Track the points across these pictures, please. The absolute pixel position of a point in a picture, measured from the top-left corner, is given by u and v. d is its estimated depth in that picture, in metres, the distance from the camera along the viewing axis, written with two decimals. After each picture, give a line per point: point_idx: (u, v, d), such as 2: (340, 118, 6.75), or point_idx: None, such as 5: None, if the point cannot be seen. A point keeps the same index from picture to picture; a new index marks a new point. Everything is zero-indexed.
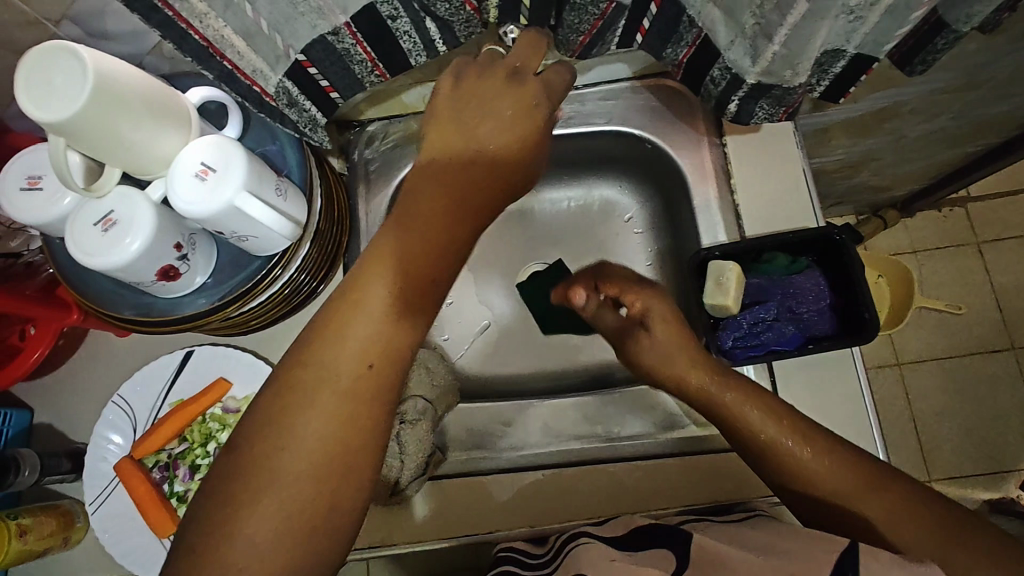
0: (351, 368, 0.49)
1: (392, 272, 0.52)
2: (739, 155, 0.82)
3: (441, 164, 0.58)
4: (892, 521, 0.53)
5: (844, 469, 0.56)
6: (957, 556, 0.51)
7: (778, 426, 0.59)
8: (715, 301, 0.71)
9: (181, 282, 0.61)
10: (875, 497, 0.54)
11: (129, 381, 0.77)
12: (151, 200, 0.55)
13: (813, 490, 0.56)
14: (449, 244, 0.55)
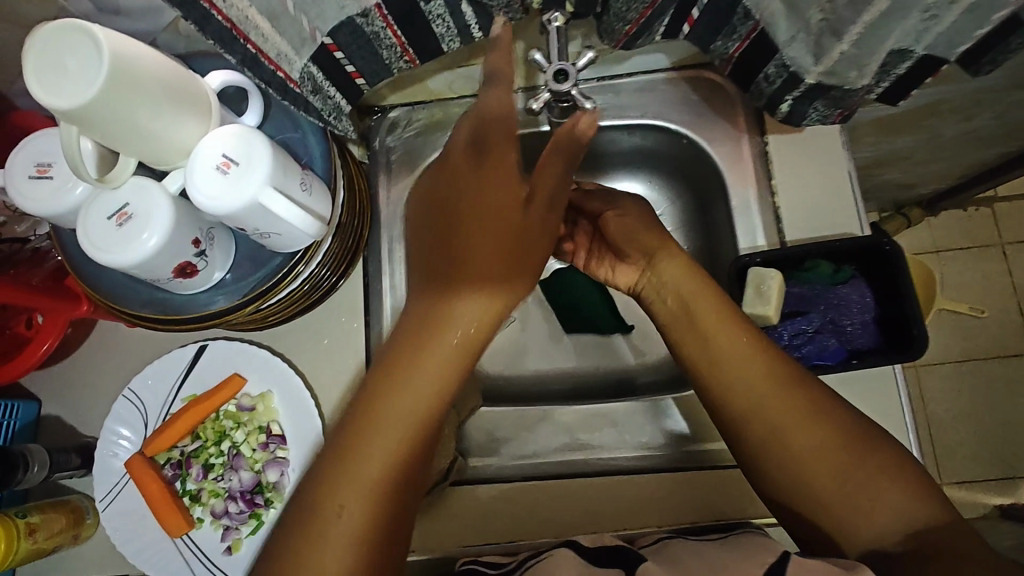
0: (406, 393, 0.55)
1: (447, 302, 0.58)
2: (782, 154, 0.78)
3: (444, 206, 0.60)
4: (821, 454, 0.55)
5: (783, 395, 0.58)
6: (874, 496, 0.53)
7: (738, 349, 0.61)
8: (755, 310, 0.68)
9: (198, 279, 0.58)
10: (810, 431, 0.56)
11: (141, 374, 0.74)
12: (168, 193, 0.52)
13: (757, 421, 0.58)
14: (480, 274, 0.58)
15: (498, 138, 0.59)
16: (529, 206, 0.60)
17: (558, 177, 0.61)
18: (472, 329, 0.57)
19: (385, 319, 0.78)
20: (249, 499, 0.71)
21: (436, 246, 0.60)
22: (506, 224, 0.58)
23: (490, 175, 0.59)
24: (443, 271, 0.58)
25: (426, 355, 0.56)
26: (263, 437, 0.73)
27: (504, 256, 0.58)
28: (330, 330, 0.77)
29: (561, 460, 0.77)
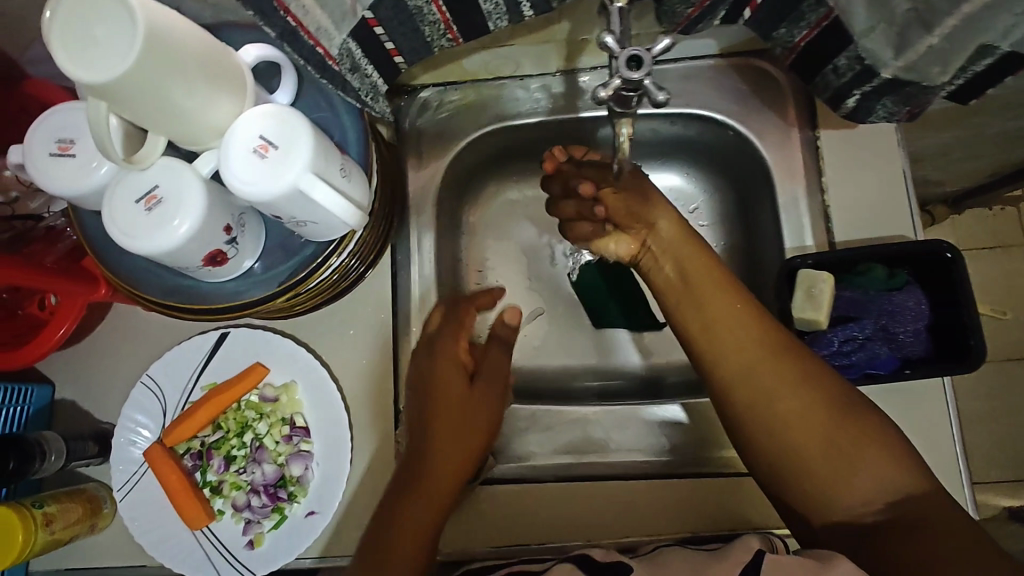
0: (420, 501, 0.57)
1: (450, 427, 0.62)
2: (833, 149, 0.74)
3: (416, 383, 0.66)
4: (807, 417, 0.52)
5: (775, 356, 0.55)
6: (854, 467, 0.50)
7: (736, 309, 0.58)
8: (806, 314, 0.65)
9: (228, 267, 0.55)
10: (798, 394, 0.53)
11: (161, 361, 0.71)
12: (200, 176, 0.48)
13: (747, 382, 0.55)
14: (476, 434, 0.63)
15: (454, 327, 0.68)
16: (474, 379, 0.67)
17: (498, 369, 0.68)
18: (449, 441, 0.62)
19: (413, 310, 0.75)
20: (272, 493, 0.69)
21: (418, 414, 0.64)
22: (461, 392, 0.64)
23: (440, 353, 0.66)
24: (422, 418, 0.63)
25: (420, 473, 0.59)
26: (287, 429, 0.70)
27: (468, 416, 0.64)
28: (355, 320, 0.74)
29: (593, 461, 0.74)
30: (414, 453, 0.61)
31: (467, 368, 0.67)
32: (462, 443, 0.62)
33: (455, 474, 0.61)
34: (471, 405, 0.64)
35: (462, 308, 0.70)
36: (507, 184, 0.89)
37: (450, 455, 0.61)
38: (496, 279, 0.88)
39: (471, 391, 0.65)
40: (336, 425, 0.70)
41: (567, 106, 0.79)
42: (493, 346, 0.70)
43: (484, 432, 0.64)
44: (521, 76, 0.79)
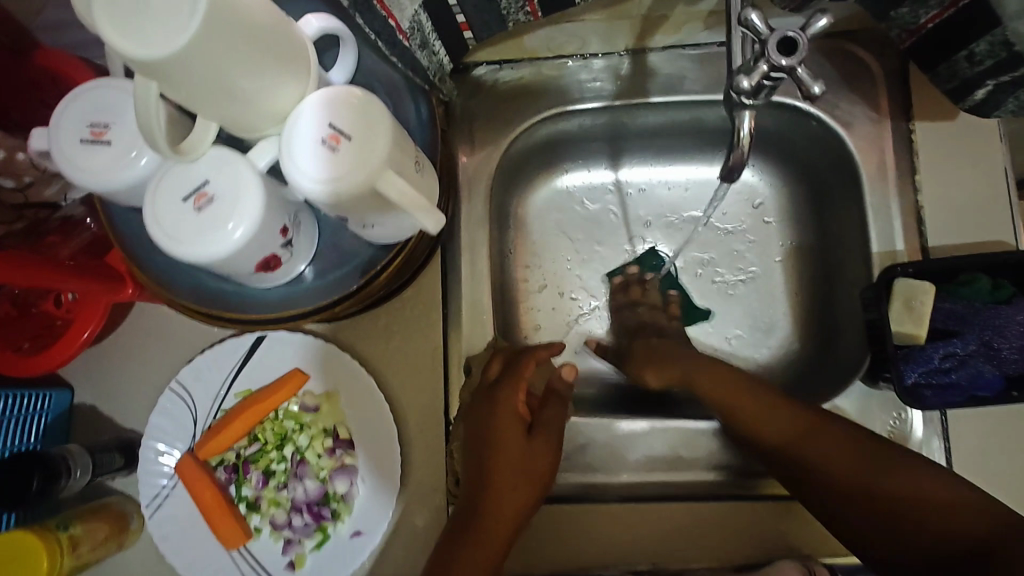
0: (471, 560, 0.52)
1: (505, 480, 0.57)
2: (929, 143, 0.68)
3: (470, 431, 0.60)
4: (861, 478, 0.52)
5: (814, 434, 0.56)
6: (924, 508, 0.48)
7: (760, 398, 0.59)
8: (904, 328, 0.60)
9: (280, 273, 0.48)
10: (843, 461, 0.54)
11: (191, 366, 0.65)
12: (257, 170, 0.41)
13: (797, 468, 0.56)
14: (530, 484, 0.57)
15: (514, 374, 0.61)
16: (532, 433, 0.60)
17: (558, 421, 0.61)
18: (502, 498, 0.56)
19: (464, 312, 0.68)
20: (315, 511, 0.63)
21: (471, 468, 0.58)
22: (519, 450, 0.58)
23: (499, 405, 0.60)
24: (476, 473, 0.58)
25: (468, 526, 0.54)
26: (330, 442, 0.65)
27: (526, 476, 0.58)
28: (402, 322, 0.68)
29: (661, 479, 0.67)
30: (465, 506, 0.56)
31: (526, 422, 0.60)
32: (519, 500, 0.57)
33: (504, 532, 0.55)
34: (526, 455, 0.58)
35: (525, 353, 0.64)
36: (558, 173, 0.82)
37: (501, 516, 0.55)
38: (545, 277, 0.81)
39: (526, 440, 0.59)
40: (384, 441, 0.64)
41: (634, 90, 0.72)
42: (550, 394, 0.63)
43: (542, 490, 0.59)
44: (584, 55, 0.72)
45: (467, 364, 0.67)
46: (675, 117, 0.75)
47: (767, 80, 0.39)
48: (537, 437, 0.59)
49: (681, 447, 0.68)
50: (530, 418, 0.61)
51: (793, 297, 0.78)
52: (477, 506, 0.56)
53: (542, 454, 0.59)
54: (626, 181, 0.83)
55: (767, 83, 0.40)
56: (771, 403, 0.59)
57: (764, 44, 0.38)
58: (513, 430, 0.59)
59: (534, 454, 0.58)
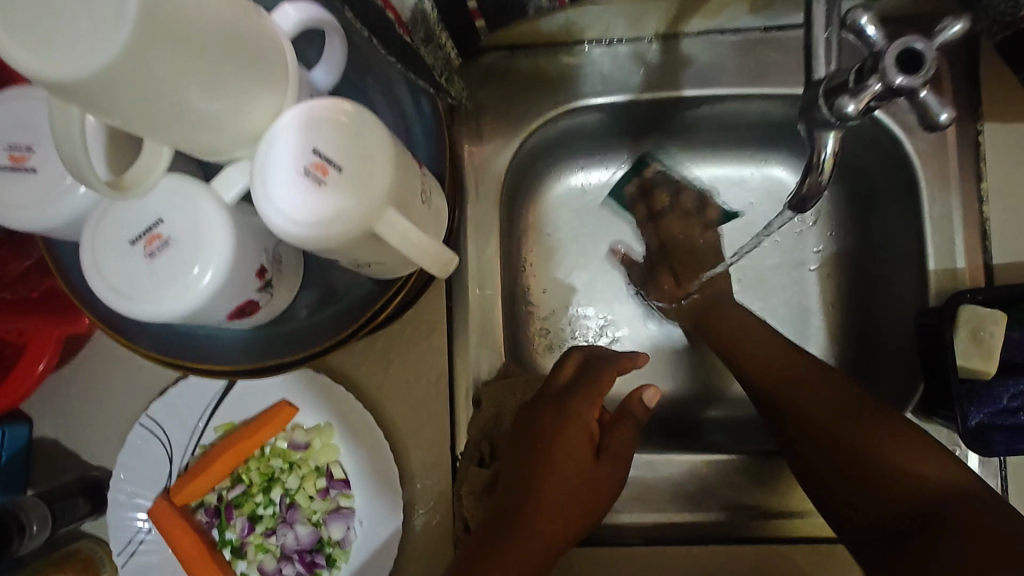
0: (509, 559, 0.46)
1: (560, 489, 0.51)
2: (998, 147, 0.60)
3: (524, 438, 0.54)
4: (839, 430, 0.50)
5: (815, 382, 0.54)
6: (888, 464, 0.47)
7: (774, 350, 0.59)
8: (970, 363, 0.53)
9: (259, 316, 0.41)
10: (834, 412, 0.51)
11: (163, 399, 0.58)
12: (222, 205, 0.33)
13: (787, 411, 0.54)
14: (581, 505, 0.52)
15: (590, 384, 0.57)
16: (599, 456, 0.54)
17: (627, 449, 0.55)
18: (549, 510, 0.50)
19: (472, 334, 0.61)
20: (308, 560, 0.57)
21: (518, 468, 0.52)
22: (580, 467, 0.52)
23: (570, 414, 0.55)
24: (523, 480, 0.51)
25: (510, 529, 0.48)
26: (323, 482, 0.58)
27: (581, 496, 0.51)
28: (402, 347, 0.60)
29: (685, 518, 0.62)
30: (506, 509, 0.50)
31: (594, 441, 0.55)
32: (569, 518, 0.51)
33: (549, 551, 0.49)
34: (586, 476, 0.52)
35: (605, 360, 0.59)
36: (573, 170, 0.73)
37: (545, 530, 0.49)
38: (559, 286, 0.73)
39: (587, 458, 0.53)
40: (383, 482, 0.57)
41: (664, 81, 0.64)
42: (622, 414, 0.57)
43: (590, 520, 0.52)
44: (607, 40, 0.64)
45: (476, 397, 0.60)
46: (708, 110, 0.67)
47: (880, 99, 0.35)
48: (603, 458, 0.54)
49: (708, 479, 0.63)
50: (595, 433, 0.56)
51: (833, 313, 0.70)
52: (522, 512, 0.49)
53: (603, 479, 0.53)
54: (647, 179, 0.74)
55: (880, 103, 0.36)
56: (782, 355, 0.58)
57: (878, 59, 0.34)
58: (574, 442, 0.53)
59: (595, 476, 0.53)
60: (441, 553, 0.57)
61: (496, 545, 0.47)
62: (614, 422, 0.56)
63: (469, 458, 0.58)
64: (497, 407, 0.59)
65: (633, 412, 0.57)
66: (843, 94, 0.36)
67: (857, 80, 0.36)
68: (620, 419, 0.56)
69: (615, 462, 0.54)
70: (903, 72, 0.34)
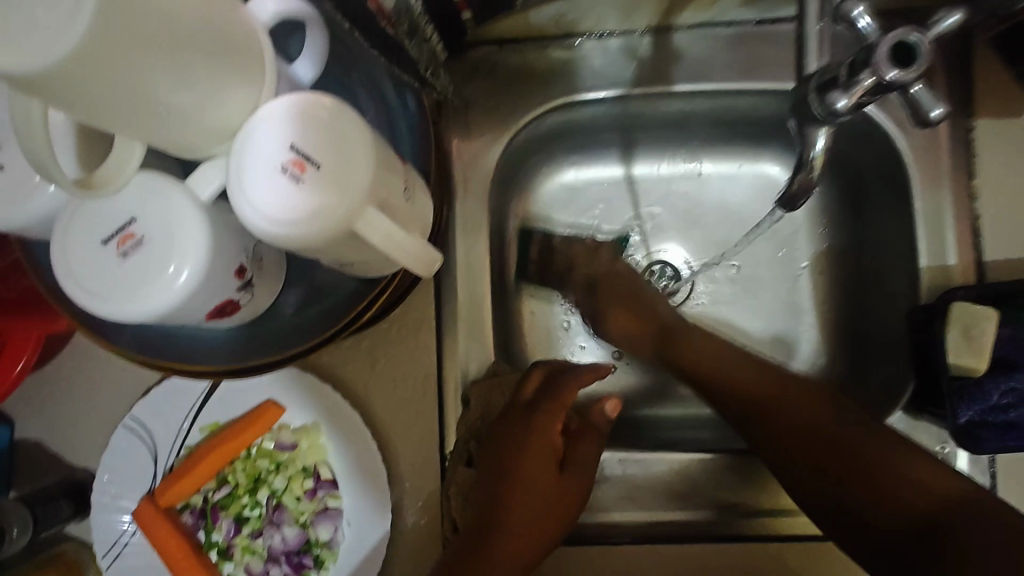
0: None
1: (524, 506, 0.54)
2: (990, 143, 0.60)
3: (491, 452, 0.56)
4: (835, 456, 0.51)
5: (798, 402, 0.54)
6: (888, 483, 0.48)
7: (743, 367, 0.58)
8: (961, 361, 0.53)
9: (240, 316, 0.40)
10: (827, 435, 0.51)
11: (147, 399, 0.57)
12: (199, 203, 0.32)
13: (753, 417, 0.55)
14: (549, 518, 0.54)
15: (553, 401, 0.58)
16: (564, 469, 0.56)
17: (592, 459, 0.57)
18: (523, 525, 0.53)
19: (461, 332, 0.60)
20: (296, 561, 0.56)
21: (488, 485, 0.55)
22: (548, 482, 0.55)
23: (534, 431, 0.57)
24: (493, 499, 0.54)
25: (484, 548, 0.51)
26: (310, 483, 0.57)
27: (551, 509, 0.54)
28: (390, 346, 0.60)
29: (675, 517, 0.61)
30: (479, 527, 0.53)
31: (559, 454, 0.57)
32: (536, 530, 0.53)
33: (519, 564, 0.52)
34: (550, 491, 0.55)
35: (569, 374, 0.59)
36: (564, 167, 0.72)
37: (519, 544, 0.52)
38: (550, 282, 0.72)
39: (549, 473, 0.55)
40: (371, 483, 0.56)
41: (655, 77, 0.64)
42: (586, 428, 0.58)
43: (564, 528, 0.55)
44: (597, 34, 0.64)
45: (464, 395, 0.59)
46: (700, 106, 0.66)
47: (871, 94, 0.35)
48: (565, 470, 0.56)
49: (699, 477, 0.62)
50: (557, 447, 0.57)
51: (825, 309, 0.70)
52: (495, 530, 0.52)
53: (568, 491, 0.55)
54: (640, 175, 0.73)
55: (872, 99, 0.36)
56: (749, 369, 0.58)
57: (870, 54, 0.34)
58: (536, 457, 0.56)
59: (560, 489, 0.55)
60: (430, 553, 0.57)
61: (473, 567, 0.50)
62: (576, 435, 0.58)
63: (457, 460, 0.57)
64: (486, 405, 0.59)
65: (601, 421, 0.59)
66: (835, 90, 0.36)
67: (848, 75, 0.36)
68: (582, 433, 0.58)
69: (577, 473, 0.56)
70: (895, 65, 0.34)
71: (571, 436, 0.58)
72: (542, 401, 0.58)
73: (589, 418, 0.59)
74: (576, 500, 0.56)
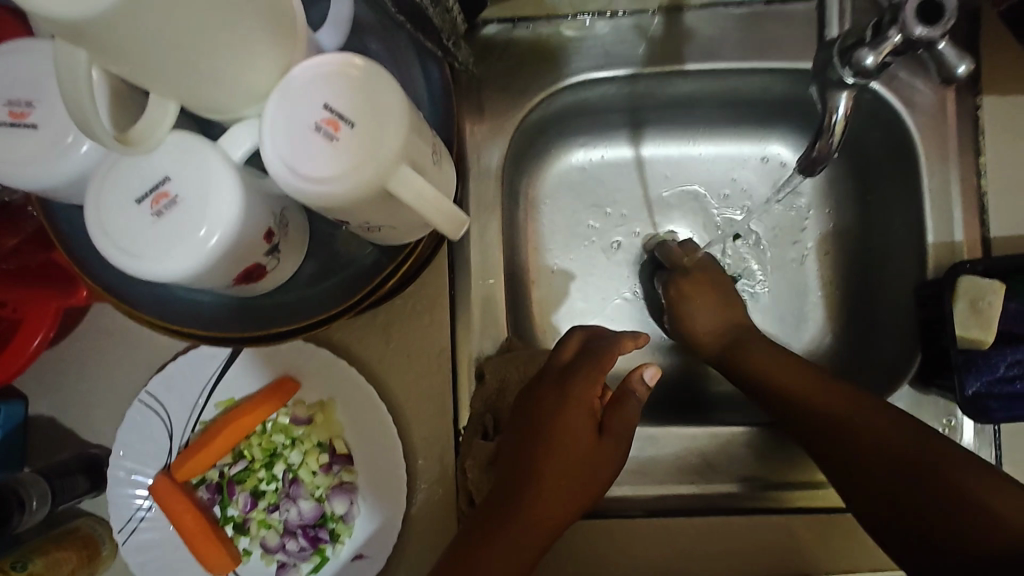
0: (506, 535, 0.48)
1: (556, 469, 0.51)
2: (996, 121, 0.61)
3: (525, 414, 0.54)
4: (903, 466, 0.48)
5: (863, 408, 0.53)
6: (959, 496, 0.45)
7: (801, 370, 0.58)
8: (969, 333, 0.54)
9: (265, 282, 0.40)
10: (897, 443, 0.50)
11: (162, 374, 0.57)
12: (230, 162, 0.33)
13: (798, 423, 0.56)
14: (582, 484, 0.51)
15: (592, 364, 0.55)
16: (600, 436, 0.53)
17: (631, 426, 0.54)
18: (552, 488, 0.50)
19: (476, 309, 0.61)
20: (312, 534, 0.57)
21: (515, 446, 0.53)
22: (582, 448, 0.52)
23: (571, 395, 0.53)
24: (521, 462, 0.51)
25: (508, 512, 0.49)
26: (326, 457, 0.57)
27: (582, 474, 0.51)
28: (405, 322, 0.60)
29: (688, 492, 0.62)
30: (505, 490, 0.50)
31: (596, 420, 0.53)
32: (570, 495, 0.51)
33: (548, 528, 0.50)
34: (585, 455, 0.52)
35: (605, 341, 0.57)
36: (574, 147, 0.73)
37: (547, 509, 0.50)
38: (561, 262, 0.73)
39: (587, 438, 0.52)
40: (387, 458, 0.57)
41: (667, 54, 0.64)
42: (624, 395, 0.54)
43: (595, 496, 0.52)
44: (609, 13, 0.64)
45: (479, 370, 0.60)
46: (711, 86, 0.67)
47: (896, 52, 0.37)
48: (603, 436, 0.53)
49: (711, 453, 0.63)
50: (596, 412, 0.54)
51: (831, 288, 0.71)
52: (521, 493, 0.50)
53: (603, 458, 0.52)
54: (648, 156, 0.74)
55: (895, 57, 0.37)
56: (812, 375, 0.57)
57: (898, 13, 0.36)
58: (574, 421, 0.52)
59: (596, 454, 0.52)
60: (446, 527, 0.57)
61: (493, 530, 0.48)
62: (617, 401, 0.54)
63: (472, 432, 0.58)
64: (500, 380, 0.58)
65: (640, 389, 0.54)
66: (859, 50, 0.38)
67: (875, 33, 0.37)
68: (620, 400, 0.54)
69: (613, 441, 0.53)
70: (922, 22, 0.35)
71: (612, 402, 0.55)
72: (579, 365, 0.55)
73: (626, 386, 0.54)
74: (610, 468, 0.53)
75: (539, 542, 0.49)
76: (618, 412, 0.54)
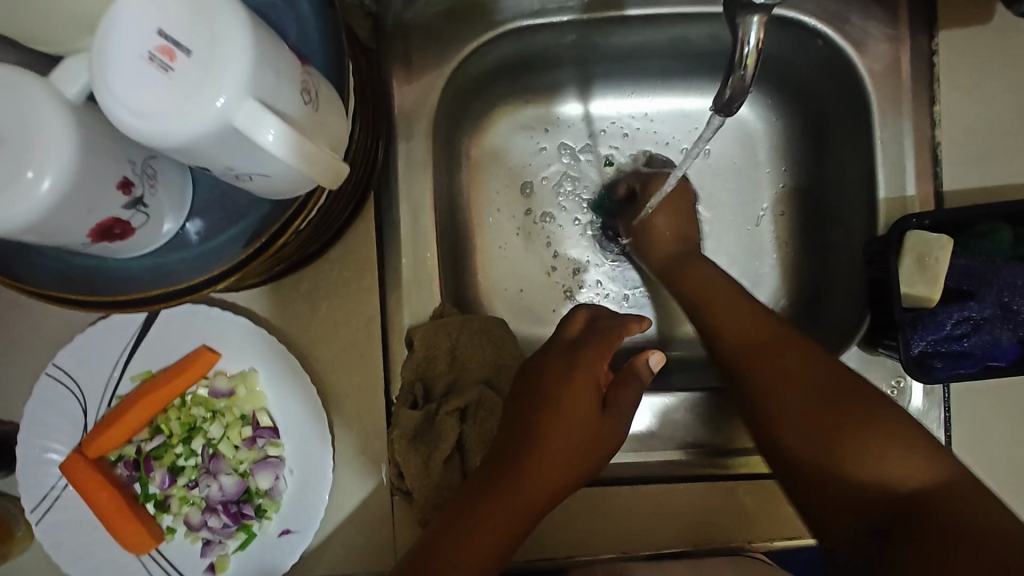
0: (514, 497, 0.49)
1: (564, 439, 0.52)
2: (952, 66, 0.57)
3: (527, 385, 0.55)
4: (814, 417, 0.47)
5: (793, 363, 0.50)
6: (850, 452, 0.45)
7: (734, 298, 0.57)
8: (914, 290, 0.52)
9: (138, 237, 0.37)
10: (817, 390, 0.48)
11: (70, 348, 0.54)
12: (63, 102, 0.30)
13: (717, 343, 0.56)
14: (586, 458, 0.52)
15: (600, 340, 0.57)
16: (604, 409, 0.54)
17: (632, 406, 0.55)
18: (550, 455, 0.50)
19: (405, 276, 0.58)
20: (234, 511, 0.54)
21: (514, 415, 0.53)
22: (587, 419, 0.53)
23: (579, 366, 0.55)
24: (517, 433, 0.52)
25: (502, 481, 0.49)
26: (249, 431, 0.55)
27: (584, 447, 0.52)
28: (329, 289, 0.57)
29: (631, 460, 0.59)
30: (498, 461, 0.51)
31: (601, 393, 0.55)
32: (572, 470, 0.51)
33: (549, 497, 0.50)
34: (593, 430, 0.53)
35: (611, 321, 0.59)
36: (518, 105, 0.69)
37: (543, 479, 0.50)
38: (505, 226, 0.69)
39: (591, 415, 0.53)
40: (312, 431, 0.54)
41: (607, 1, 0.60)
42: (627, 374, 0.56)
43: (591, 473, 0.52)
44: None
45: (409, 338, 0.57)
46: (656, 34, 0.63)
47: None
48: (608, 414, 0.54)
49: (657, 425, 0.60)
50: (601, 388, 0.55)
51: (785, 249, 0.68)
52: (514, 463, 0.50)
53: (605, 437, 0.53)
54: (596, 112, 0.70)
55: None
56: (750, 317, 0.55)
57: None
58: (580, 394, 0.54)
59: (599, 431, 0.53)
60: (377, 503, 0.55)
61: (490, 497, 0.48)
62: (623, 380, 0.55)
63: (402, 403, 0.55)
64: (430, 347, 0.56)
65: (654, 364, 0.56)
66: None
67: None
68: (623, 380, 0.55)
69: (613, 415, 0.54)
70: None
71: (618, 380, 0.56)
72: (583, 342, 0.57)
73: (632, 368, 0.56)
74: (605, 449, 0.53)
75: (537, 508, 0.50)
76: (620, 389, 0.55)
